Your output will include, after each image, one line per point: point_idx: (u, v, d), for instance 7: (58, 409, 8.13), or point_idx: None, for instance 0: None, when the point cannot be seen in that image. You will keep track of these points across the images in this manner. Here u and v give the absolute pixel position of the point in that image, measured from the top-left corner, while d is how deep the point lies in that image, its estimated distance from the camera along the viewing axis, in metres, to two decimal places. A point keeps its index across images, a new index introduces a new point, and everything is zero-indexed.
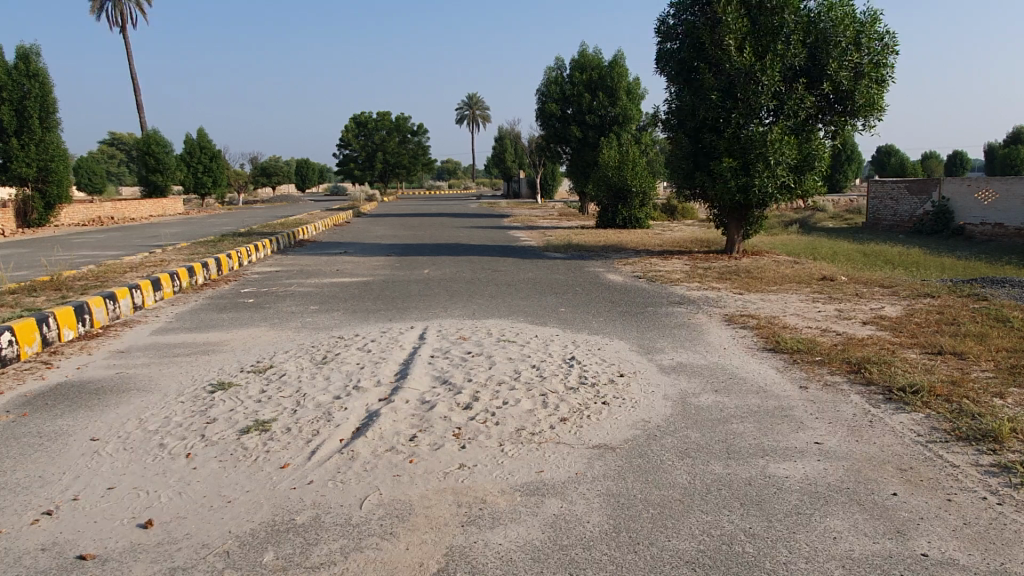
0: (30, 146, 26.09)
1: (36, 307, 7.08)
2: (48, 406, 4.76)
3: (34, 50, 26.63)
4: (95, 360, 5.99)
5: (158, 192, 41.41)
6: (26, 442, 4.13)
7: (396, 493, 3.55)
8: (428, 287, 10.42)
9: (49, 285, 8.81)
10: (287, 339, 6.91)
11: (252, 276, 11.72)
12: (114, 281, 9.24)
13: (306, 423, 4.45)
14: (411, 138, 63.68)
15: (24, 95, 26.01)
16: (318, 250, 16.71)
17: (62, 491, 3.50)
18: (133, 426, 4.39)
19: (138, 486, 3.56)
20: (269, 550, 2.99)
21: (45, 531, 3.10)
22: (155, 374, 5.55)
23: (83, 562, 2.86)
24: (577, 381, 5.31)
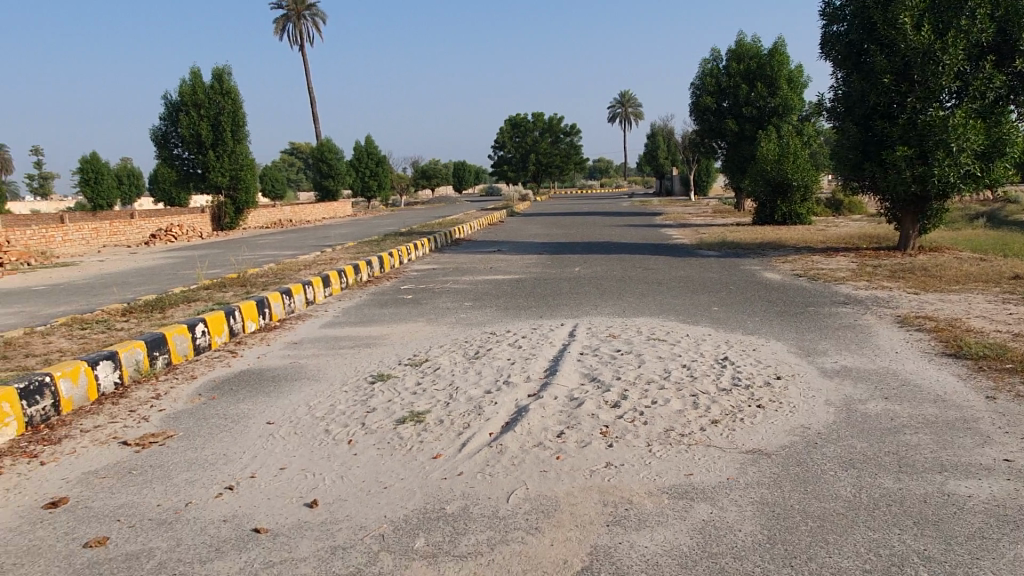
0: (223, 158, 29.08)
1: (226, 301, 7.87)
2: (233, 391, 5.27)
3: (228, 70, 29.57)
4: (274, 350, 6.57)
5: (329, 197, 44.58)
6: (215, 422, 4.60)
7: (543, 489, 3.59)
8: (578, 285, 10.44)
9: (236, 281, 9.75)
10: (442, 334, 7.20)
11: (412, 273, 12.33)
12: (290, 278, 10.07)
13: (458, 415, 4.61)
14: (565, 138, 64.16)
15: (220, 111, 29.00)
16: (474, 248, 17.31)
17: (242, 468, 3.86)
18: (304, 411, 4.77)
19: (306, 468, 3.86)
20: (420, 536, 3.13)
21: (227, 504, 3.44)
22: (323, 365, 5.98)
23: (258, 535, 3.14)
24: (730, 382, 5.10)
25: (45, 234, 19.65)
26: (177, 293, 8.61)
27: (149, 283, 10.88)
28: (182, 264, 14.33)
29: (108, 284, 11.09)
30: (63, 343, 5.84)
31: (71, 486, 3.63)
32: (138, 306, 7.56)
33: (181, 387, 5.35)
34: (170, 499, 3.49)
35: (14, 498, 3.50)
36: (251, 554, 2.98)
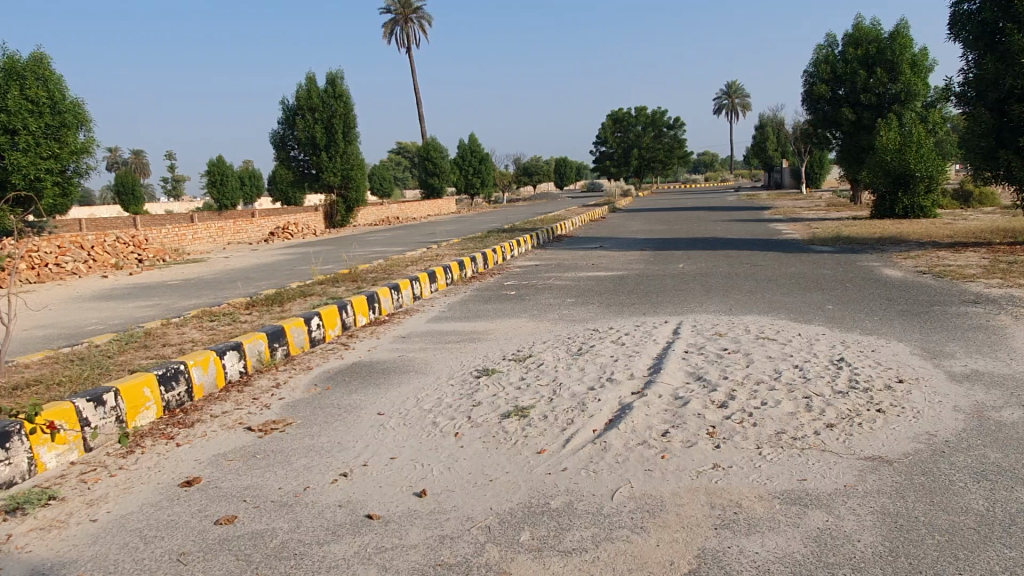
0: (335, 158, 30.36)
1: (339, 296, 8.23)
2: (346, 382, 5.51)
3: (340, 74, 30.80)
4: (383, 343, 6.81)
5: (434, 195, 45.61)
6: (330, 411, 4.82)
7: (648, 488, 3.55)
8: (683, 282, 10.23)
9: (348, 277, 10.16)
10: (545, 330, 7.24)
11: (515, 269, 12.44)
12: (398, 273, 10.40)
13: (561, 411, 4.63)
14: (668, 132, 62.89)
15: (333, 114, 30.30)
16: (576, 244, 17.29)
17: (355, 457, 4.03)
18: (412, 404, 4.93)
19: (416, 458, 3.99)
20: (526, 530, 3.17)
21: (343, 490, 3.61)
22: (430, 359, 6.15)
23: (371, 521, 3.27)
24: (846, 385, 4.86)
25: (177, 233, 21.16)
26: (294, 288, 9.07)
27: (269, 279, 11.52)
28: (298, 261, 15.08)
29: (233, 279, 11.84)
30: (194, 334, 6.28)
31: (203, 467, 3.91)
32: (259, 300, 8.02)
33: (298, 377, 5.65)
34: (291, 483, 3.69)
35: (154, 476, 3.80)
36: (365, 538, 3.11)
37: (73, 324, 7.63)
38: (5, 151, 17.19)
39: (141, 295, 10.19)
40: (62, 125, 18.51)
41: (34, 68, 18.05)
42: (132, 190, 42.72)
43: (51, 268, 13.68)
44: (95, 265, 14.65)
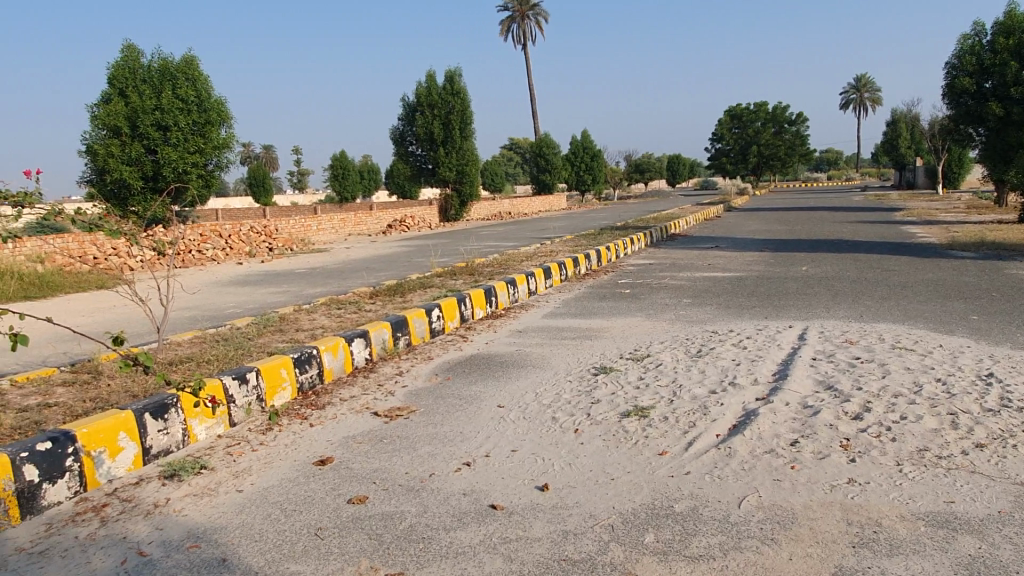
0: (452, 154, 31.06)
1: (457, 288, 8.41)
2: (465, 373, 5.62)
3: (459, 71, 31.37)
4: (500, 337, 6.90)
5: (545, 191, 45.77)
6: (452, 401, 4.94)
7: (777, 498, 3.42)
8: (808, 285, 9.78)
9: (464, 270, 10.37)
10: (662, 330, 7.12)
11: (628, 267, 12.30)
12: (513, 268, 10.52)
13: (683, 413, 4.54)
14: (790, 128, 60.21)
15: (450, 111, 31.00)
16: (691, 243, 16.88)
17: (477, 447, 4.11)
18: (531, 398, 4.97)
19: (537, 452, 4.01)
20: (650, 531, 3.13)
21: (467, 479, 3.68)
22: (547, 354, 6.18)
23: (495, 512, 3.33)
24: (996, 402, 4.49)
25: (304, 224, 22.31)
26: (414, 279, 9.35)
27: (389, 269, 11.93)
28: (416, 253, 15.55)
29: (355, 269, 12.35)
30: (323, 320, 6.60)
31: (335, 448, 4.10)
32: (382, 290, 8.32)
33: (421, 366, 5.83)
34: (417, 468, 3.81)
35: (291, 453, 4.03)
36: (489, 528, 3.17)
37: (215, 307, 8.19)
38: (158, 146, 18.83)
39: (274, 282, 10.82)
40: (208, 122, 19.84)
41: (185, 70, 19.51)
42: (263, 182, 45.36)
43: (194, 254, 14.75)
44: (231, 252, 15.67)
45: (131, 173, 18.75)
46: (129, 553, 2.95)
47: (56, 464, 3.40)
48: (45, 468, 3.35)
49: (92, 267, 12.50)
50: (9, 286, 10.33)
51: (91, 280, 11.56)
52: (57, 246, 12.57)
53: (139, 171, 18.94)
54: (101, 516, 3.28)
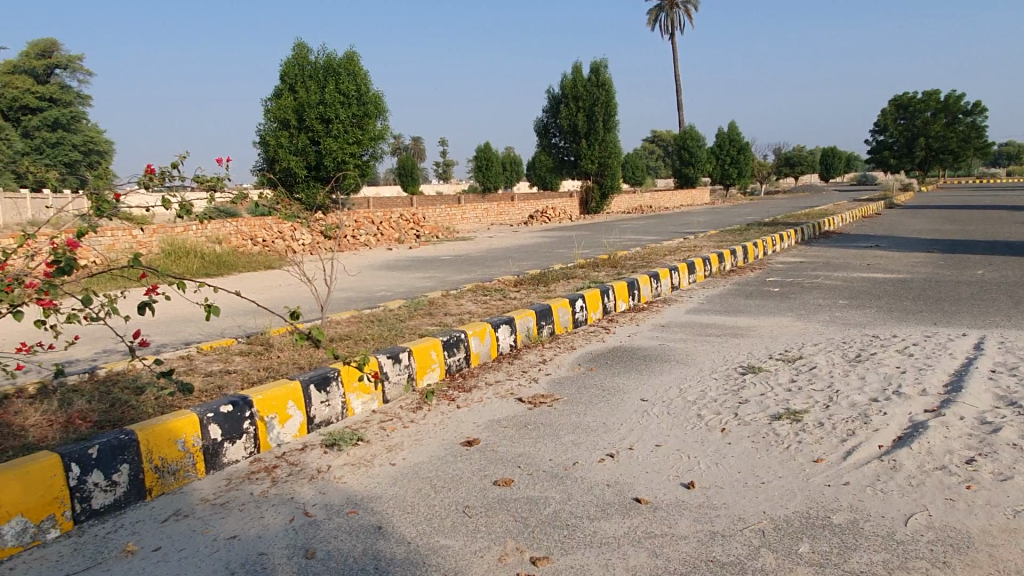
0: (594, 145, 30.98)
1: (600, 280, 8.37)
2: (608, 365, 5.60)
3: (605, 62, 31.16)
4: (643, 330, 6.81)
5: (688, 184, 44.57)
6: (594, 392, 4.93)
7: (950, 519, 3.14)
8: (985, 291, 8.90)
9: (607, 262, 10.30)
10: (816, 331, 6.73)
11: (778, 265, 11.75)
12: (656, 261, 10.33)
13: (840, 420, 4.27)
14: (966, 119, 54.90)
15: (595, 101, 30.90)
16: (848, 242, 15.85)
17: (620, 439, 4.08)
18: (676, 393, 4.87)
19: (682, 449, 3.93)
20: (804, 541, 2.98)
21: (610, 470, 3.67)
22: (692, 350, 6.02)
23: (639, 505, 3.29)
24: None
25: (449, 213, 23.02)
26: (557, 270, 9.40)
27: (531, 259, 12.09)
28: (556, 244, 15.66)
29: (498, 258, 12.60)
30: (470, 306, 6.79)
31: (481, 430, 4.21)
32: (526, 279, 8.43)
33: (564, 355, 5.87)
34: (561, 456, 3.84)
35: (440, 432, 4.18)
36: (633, 521, 3.14)
37: (369, 290, 8.64)
38: (321, 138, 20.16)
39: (422, 268, 11.25)
40: (365, 115, 20.97)
41: (347, 65, 20.67)
42: (412, 172, 47.16)
43: (350, 239, 15.66)
44: (383, 238, 16.46)
45: (297, 163, 20.23)
46: (296, 512, 3.19)
47: (235, 426, 3.73)
48: (226, 429, 3.69)
49: (261, 248, 13.57)
50: (193, 264, 11.44)
51: (261, 261, 12.55)
52: (233, 229, 13.75)
53: (304, 161, 20.37)
54: (271, 476, 3.57)
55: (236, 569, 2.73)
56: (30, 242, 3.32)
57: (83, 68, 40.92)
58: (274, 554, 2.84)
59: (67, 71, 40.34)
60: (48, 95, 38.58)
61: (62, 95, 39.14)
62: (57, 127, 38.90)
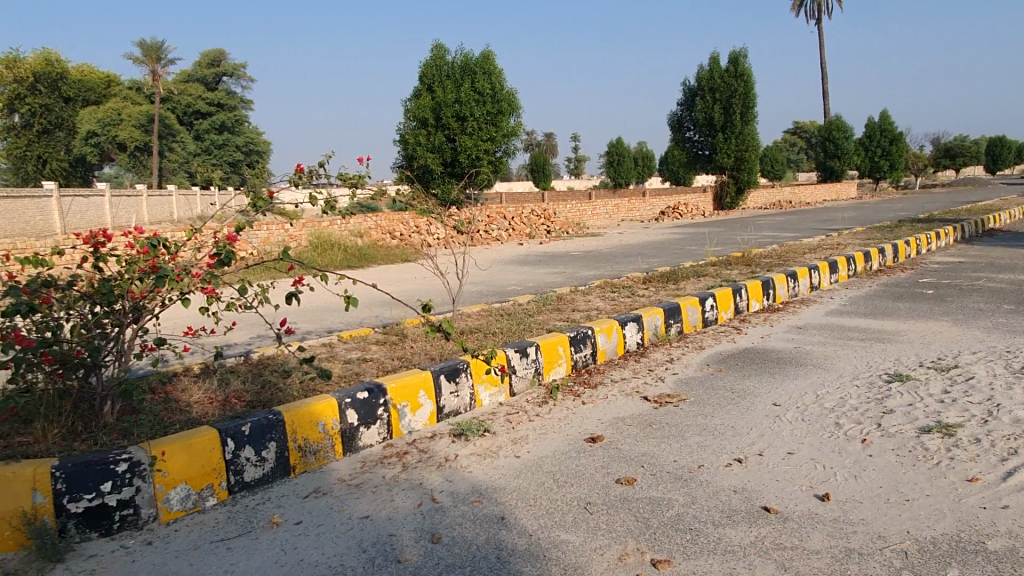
0: (731, 139, 29.90)
1: (733, 278, 8.09)
2: (738, 366, 5.41)
3: (744, 52, 29.86)
4: (778, 332, 6.51)
5: (833, 178, 42.00)
6: (723, 394, 4.78)
7: None
8: None
9: (742, 260, 9.93)
10: (974, 339, 6.16)
11: (932, 265, 10.84)
12: (795, 260, 9.83)
13: (1001, 437, 3.90)
14: None
15: (732, 94, 29.73)
16: (1016, 240, 14.35)
17: (749, 444, 3.94)
18: (811, 399, 4.63)
19: (817, 458, 3.74)
20: (954, 566, 2.75)
21: (738, 476, 3.55)
22: (831, 354, 5.69)
23: (768, 514, 3.17)
24: None
25: (579, 209, 23.01)
26: (688, 267, 9.17)
27: (661, 256, 11.86)
28: (687, 241, 15.27)
29: (627, 254, 12.46)
30: (598, 302, 6.76)
31: (605, 427, 4.20)
32: (655, 276, 8.29)
33: (691, 355, 5.72)
34: (686, 458, 3.76)
35: (564, 428, 4.21)
36: (761, 530, 3.03)
37: (499, 284, 8.81)
38: (456, 136, 20.77)
39: (551, 263, 11.34)
40: (499, 112, 21.34)
41: (482, 64, 21.13)
42: (544, 168, 47.42)
43: (482, 234, 16.02)
44: (513, 234, 16.71)
45: (434, 160, 20.98)
46: (424, 498, 3.33)
47: (370, 412, 3.94)
48: (362, 414, 3.90)
49: (399, 242, 14.18)
50: (337, 256, 12.14)
51: (398, 254, 13.11)
52: (374, 223, 14.46)
53: (440, 158, 21.08)
54: (402, 461, 3.75)
55: (368, 547, 2.89)
56: (198, 234, 3.65)
57: (246, 75, 44.36)
58: (403, 536, 2.98)
59: (232, 77, 43.90)
60: (216, 100, 42.18)
61: (227, 100, 42.66)
62: (223, 129, 42.49)
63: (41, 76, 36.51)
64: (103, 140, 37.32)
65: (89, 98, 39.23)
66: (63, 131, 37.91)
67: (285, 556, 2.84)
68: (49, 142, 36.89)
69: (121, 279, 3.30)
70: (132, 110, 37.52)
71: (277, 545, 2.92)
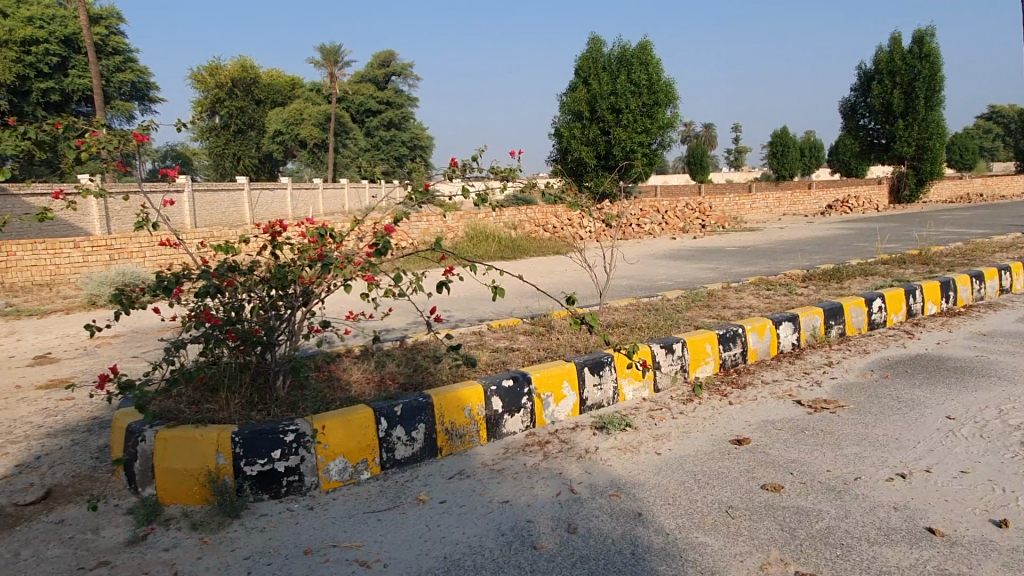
0: (913, 126, 27.44)
1: (906, 278, 7.45)
2: (907, 374, 4.99)
3: (930, 30, 27.09)
4: (957, 338, 5.91)
5: None
6: (887, 403, 4.43)
7: None
8: None
9: (918, 258, 9.10)
10: None
11: None
12: (982, 259, 8.86)
13: None
14: None
15: (915, 77, 27.16)
16: None
17: (916, 459, 3.63)
18: (993, 415, 4.18)
19: (996, 480, 3.38)
20: None
21: (899, 492, 3.29)
22: (1020, 366, 5.09)
23: (933, 536, 2.91)
24: None
25: (738, 202, 22.10)
26: (855, 265, 8.55)
27: (825, 253, 11.15)
28: (856, 236, 14.21)
29: (787, 250, 11.82)
30: (751, 300, 6.48)
31: (752, 430, 4.04)
32: (817, 273, 7.81)
33: (853, 359, 5.35)
34: (842, 468, 3.54)
35: (709, 427, 4.10)
36: (924, 553, 2.79)
37: (649, 278, 8.68)
38: (611, 128, 20.65)
39: (705, 258, 10.99)
40: (655, 104, 20.91)
41: (640, 54, 20.76)
42: (701, 160, 45.83)
43: (634, 228, 15.82)
44: (667, 228, 16.37)
45: (588, 153, 21.05)
46: (563, 487, 3.38)
47: (515, 400, 4.05)
48: (507, 402, 4.02)
49: (551, 235, 14.33)
50: (490, 248, 12.50)
51: (549, 246, 13.28)
52: (527, 216, 14.72)
53: (594, 151, 21.09)
54: (543, 450, 3.82)
55: (506, 531, 2.99)
56: (360, 225, 3.89)
57: (412, 73, 46.52)
58: (540, 523, 3.05)
59: (400, 76, 46.18)
60: (385, 99, 44.67)
61: (395, 98, 45.01)
62: (391, 126, 44.95)
63: (237, 82, 40.42)
64: (287, 138, 40.66)
65: (276, 100, 42.91)
66: (254, 131, 41.76)
67: (429, 532, 3.00)
68: (242, 141, 40.80)
69: (294, 266, 3.60)
70: (312, 111, 40.64)
71: (423, 521, 3.09)
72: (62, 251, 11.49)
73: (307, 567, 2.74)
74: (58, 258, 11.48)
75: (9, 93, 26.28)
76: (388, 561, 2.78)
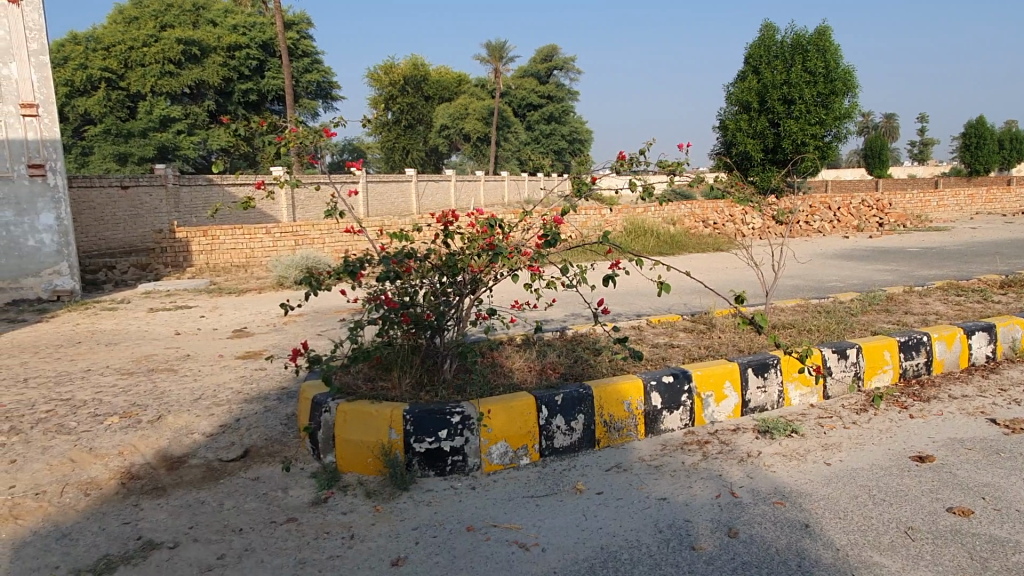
0: None
1: None
2: None
3: None
4: None
5: None
6: None
7: None
8: None
9: None
10: None
11: None
12: None
13: None
14: None
15: None
16: None
17: None
18: None
19: None
20: None
21: None
22: None
23: None
24: None
25: (922, 199, 20.25)
26: None
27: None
28: None
29: (980, 252, 10.67)
30: (939, 306, 5.95)
31: (937, 447, 3.72)
32: (1018, 280, 7.01)
33: None
34: None
35: (886, 441, 3.82)
36: None
37: (819, 279, 8.20)
38: (781, 120, 19.64)
39: (884, 259, 10.18)
40: (833, 93, 19.61)
41: (817, 41, 19.58)
42: (881, 154, 42.27)
43: (802, 225, 14.99)
44: (839, 225, 15.34)
45: (754, 146, 20.24)
46: (723, 490, 3.30)
47: (674, 397, 3.99)
48: (666, 399, 3.97)
49: (712, 231, 13.91)
50: (649, 242, 12.34)
51: (710, 242, 12.91)
52: (687, 211, 14.40)
53: (762, 144, 20.20)
54: (703, 450, 3.74)
55: (663, 528, 2.97)
56: (527, 216, 4.00)
57: (574, 66, 46.77)
58: (699, 524, 3.00)
59: (563, 70, 46.47)
60: (547, 93, 45.31)
61: (557, 92, 45.51)
62: (552, 120, 45.55)
63: (409, 79, 42.51)
64: (453, 132, 42.32)
65: (443, 96, 44.70)
66: (422, 125, 43.77)
67: (586, 521, 3.04)
68: (411, 136, 42.87)
69: (464, 255, 3.76)
70: (476, 105, 41.96)
71: (580, 510, 3.15)
72: (257, 236, 12.69)
73: (469, 543, 2.88)
74: (253, 243, 12.70)
75: (217, 94, 29.34)
76: (546, 546, 2.86)
